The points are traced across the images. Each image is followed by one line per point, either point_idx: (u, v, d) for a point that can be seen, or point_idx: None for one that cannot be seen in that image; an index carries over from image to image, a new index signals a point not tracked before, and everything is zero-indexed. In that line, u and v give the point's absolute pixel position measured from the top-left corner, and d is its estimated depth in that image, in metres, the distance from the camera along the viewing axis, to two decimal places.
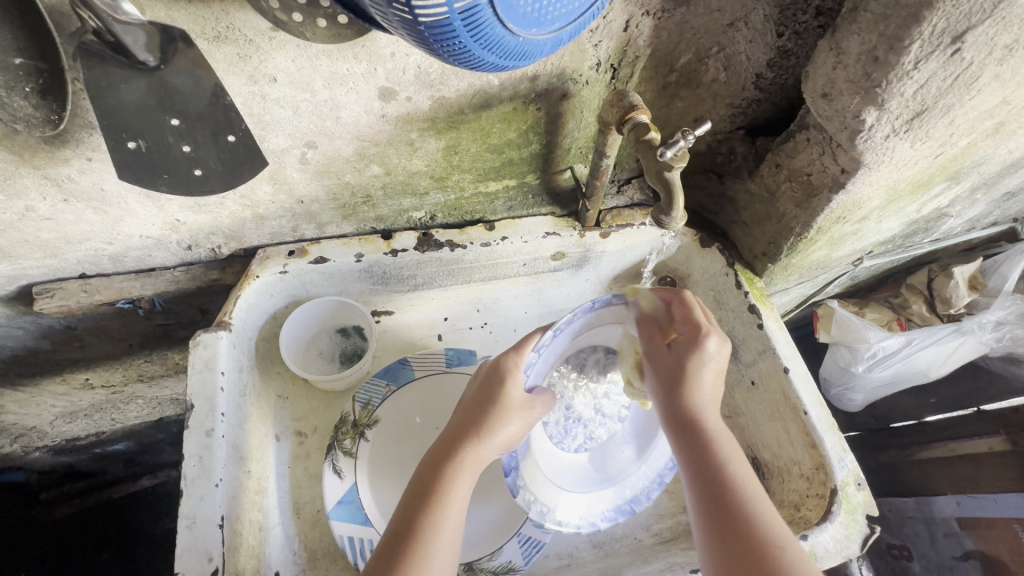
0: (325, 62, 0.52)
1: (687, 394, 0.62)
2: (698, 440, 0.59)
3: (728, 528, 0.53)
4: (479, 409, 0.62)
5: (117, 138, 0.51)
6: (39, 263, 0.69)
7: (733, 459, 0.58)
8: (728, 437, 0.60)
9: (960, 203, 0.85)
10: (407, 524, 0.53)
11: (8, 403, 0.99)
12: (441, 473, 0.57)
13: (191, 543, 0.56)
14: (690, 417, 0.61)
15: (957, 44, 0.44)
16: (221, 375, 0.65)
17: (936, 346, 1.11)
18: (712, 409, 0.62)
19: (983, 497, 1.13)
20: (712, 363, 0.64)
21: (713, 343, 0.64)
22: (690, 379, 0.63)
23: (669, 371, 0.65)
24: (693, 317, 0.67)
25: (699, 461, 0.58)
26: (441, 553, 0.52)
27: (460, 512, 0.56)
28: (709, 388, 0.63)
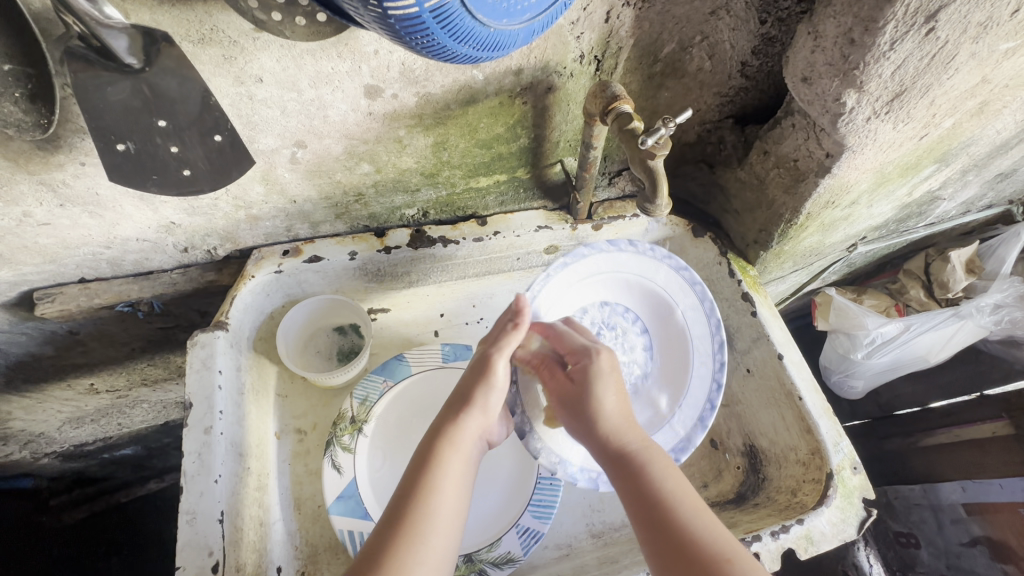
0: (310, 61, 0.53)
1: (599, 428, 0.62)
2: (624, 466, 0.59)
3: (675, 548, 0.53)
4: (467, 385, 0.65)
5: (105, 140, 0.51)
6: (38, 268, 0.70)
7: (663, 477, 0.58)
8: (656, 456, 0.61)
9: (953, 186, 0.85)
10: (399, 506, 0.55)
11: (15, 409, 1.01)
12: (431, 455, 0.59)
13: (191, 538, 0.58)
14: (611, 443, 0.61)
15: (930, 23, 0.44)
16: (218, 373, 0.66)
17: (935, 331, 1.10)
18: (632, 428, 0.63)
19: (988, 482, 1.13)
20: (611, 385, 0.65)
21: (606, 365, 0.66)
22: (596, 407, 0.63)
23: (575, 407, 0.64)
24: (574, 343, 0.69)
25: (635, 491, 0.57)
26: (439, 527, 0.54)
27: (454, 493, 0.57)
28: (618, 406, 0.64)
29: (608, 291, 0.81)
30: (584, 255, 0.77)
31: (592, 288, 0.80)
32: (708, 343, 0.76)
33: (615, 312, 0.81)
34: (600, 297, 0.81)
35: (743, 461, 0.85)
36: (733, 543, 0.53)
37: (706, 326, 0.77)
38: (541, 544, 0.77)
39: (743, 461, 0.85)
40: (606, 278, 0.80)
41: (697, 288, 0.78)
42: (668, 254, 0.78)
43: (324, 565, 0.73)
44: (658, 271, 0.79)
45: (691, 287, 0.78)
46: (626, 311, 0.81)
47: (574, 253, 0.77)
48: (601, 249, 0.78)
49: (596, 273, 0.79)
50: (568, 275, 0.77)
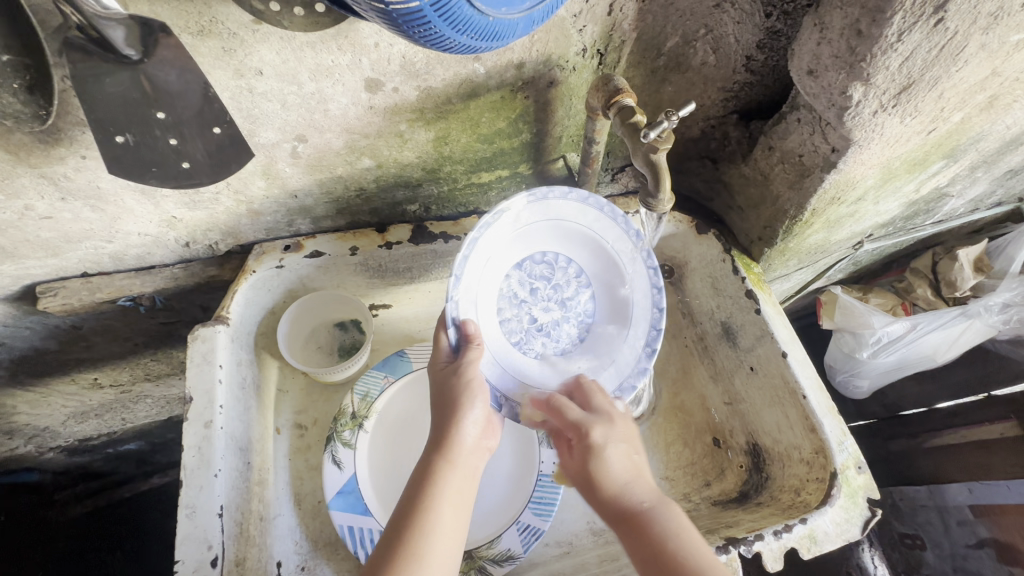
0: (310, 54, 0.52)
1: (600, 494, 0.57)
2: (629, 528, 0.55)
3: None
4: (440, 403, 0.62)
5: (104, 132, 0.51)
6: (41, 262, 0.70)
7: (672, 535, 0.53)
8: (665, 515, 0.55)
9: (961, 182, 0.83)
10: (392, 533, 0.54)
11: (20, 404, 1.02)
12: (422, 479, 0.57)
13: (191, 532, 0.57)
14: (616, 506, 0.56)
15: (939, 14, 0.43)
16: (219, 368, 0.66)
17: (941, 330, 1.09)
18: (640, 486, 0.58)
19: (996, 484, 1.12)
20: (610, 451, 0.59)
21: (598, 434, 0.60)
22: (599, 472, 0.58)
23: (578, 470, 0.60)
24: (575, 412, 0.63)
25: (643, 553, 0.53)
26: (437, 548, 0.53)
27: (451, 515, 0.56)
28: (625, 465, 0.59)
29: (521, 249, 0.74)
30: (478, 237, 0.68)
31: (503, 256, 0.73)
32: (627, 243, 0.74)
33: (536, 264, 0.76)
34: (514, 260, 0.74)
35: (746, 460, 0.85)
36: None
37: (619, 231, 0.74)
38: (542, 541, 0.76)
39: (747, 460, 0.85)
40: (511, 243, 0.73)
41: (599, 206, 0.73)
42: (559, 189, 0.71)
43: (324, 559, 0.73)
44: (559, 210, 0.73)
45: (588, 205, 0.73)
46: (545, 255, 0.76)
47: (466, 242, 0.67)
48: (492, 221, 0.68)
49: (501, 244, 0.71)
50: (474, 262, 0.68)
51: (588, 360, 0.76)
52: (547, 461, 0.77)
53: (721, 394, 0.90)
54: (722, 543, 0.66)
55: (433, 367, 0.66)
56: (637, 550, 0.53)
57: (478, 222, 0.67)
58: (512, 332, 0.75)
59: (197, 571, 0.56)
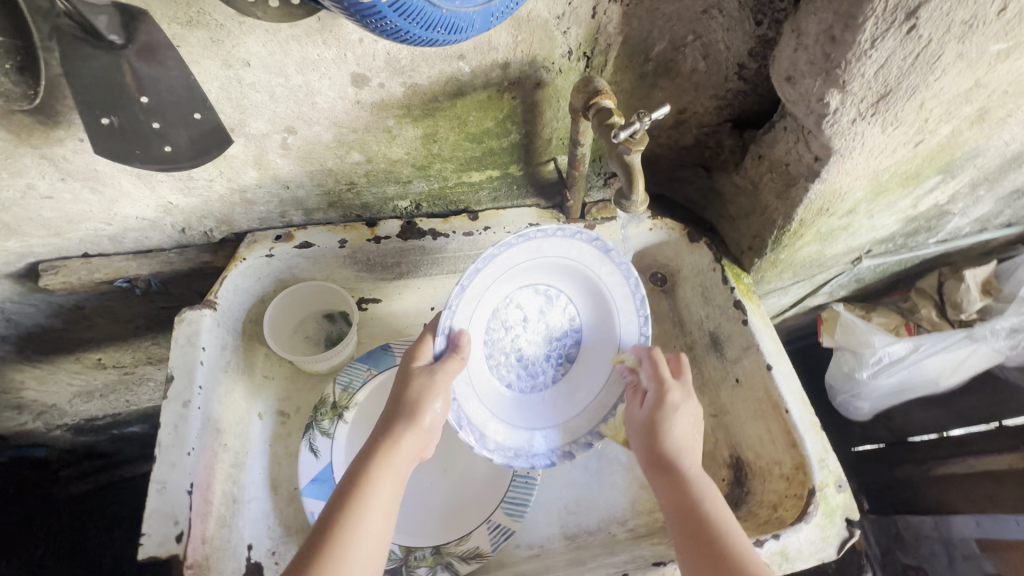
0: (296, 47, 0.54)
1: (662, 445, 0.65)
2: (675, 482, 0.63)
3: (705, 566, 0.56)
4: (394, 404, 0.63)
5: (91, 113, 0.54)
6: (44, 241, 0.73)
7: (709, 498, 0.61)
8: (705, 484, 0.63)
9: (962, 200, 0.81)
10: (320, 528, 0.55)
11: (28, 379, 1.06)
12: (358, 475, 0.59)
13: (159, 506, 0.59)
14: (669, 461, 0.65)
15: (912, 20, 0.42)
16: (202, 350, 0.68)
17: (944, 354, 1.06)
18: (691, 455, 0.65)
19: (1003, 517, 1.11)
20: (681, 415, 0.67)
21: (678, 399, 0.67)
22: (662, 431, 0.66)
23: (642, 422, 0.68)
24: (666, 371, 0.69)
25: (682, 506, 0.61)
26: (359, 549, 0.54)
27: (378, 514, 0.57)
28: (684, 432, 0.66)
29: (527, 274, 0.74)
30: (496, 256, 0.68)
31: (509, 277, 0.72)
32: (630, 303, 0.76)
33: (538, 293, 0.76)
34: (520, 284, 0.74)
35: (729, 474, 0.83)
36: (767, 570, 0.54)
37: (627, 289, 0.75)
38: (513, 542, 0.76)
39: (729, 474, 0.83)
40: (521, 268, 0.72)
41: (615, 255, 0.74)
42: (582, 231, 0.72)
43: (296, 545, 0.73)
44: (571, 246, 0.73)
45: (590, 245, 0.73)
46: (547, 287, 0.76)
47: (484, 258, 0.67)
48: (514, 243, 0.69)
49: (511, 266, 0.71)
50: (484, 281, 0.69)
51: (557, 406, 0.77)
52: None
53: (707, 405, 0.88)
54: None
55: (405, 361, 0.66)
56: (671, 505, 0.62)
57: (499, 242, 0.68)
58: (492, 356, 0.74)
59: (162, 545, 0.58)
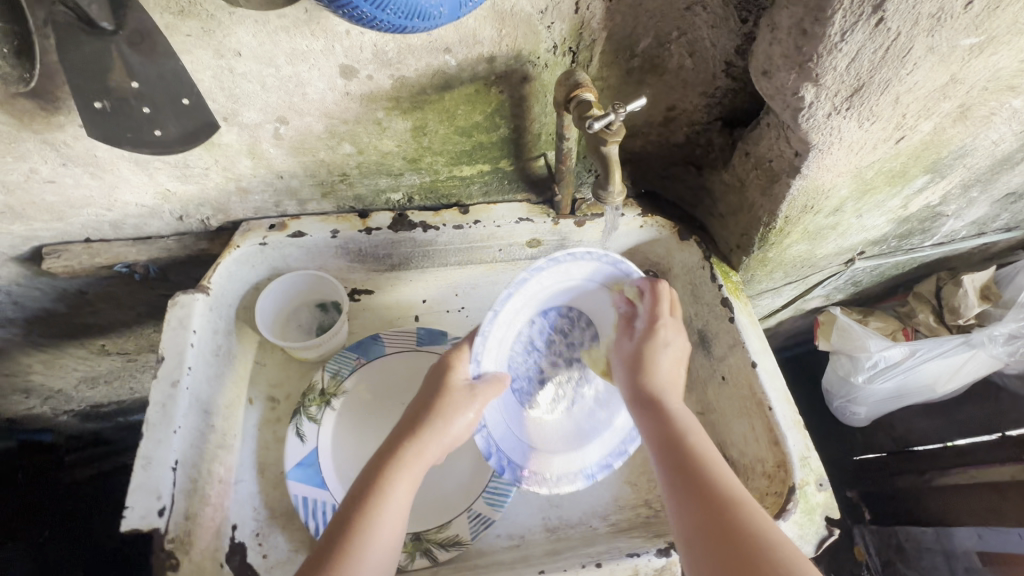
0: (285, 37, 0.56)
1: (648, 376, 0.67)
2: (656, 412, 0.64)
3: (685, 484, 0.55)
4: (421, 410, 0.66)
5: (85, 97, 0.56)
6: (47, 225, 0.76)
7: (690, 427, 0.61)
8: (687, 416, 0.64)
9: (955, 202, 0.81)
10: (341, 522, 0.57)
11: (36, 363, 1.09)
12: (380, 470, 0.60)
13: (143, 482, 0.60)
14: (652, 393, 0.66)
15: (879, 14, 0.43)
16: (192, 333, 0.70)
17: (942, 359, 1.05)
18: (675, 390, 0.67)
19: (1008, 531, 1.06)
20: (669, 349, 0.69)
21: (669, 333, 0.71)
22: (649, 361, 0.68)
23: (630, 355, 0.70)
24: (663, 307, 0.72)
25: (664, 433, 0.61)
26: (376, 544, 0.55)
27: (398, 512, 0.58)
28: (669, 368, 0.68)
29: (553, 298, 0.77)
30: (529, 279, 0.72)
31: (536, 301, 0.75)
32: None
33: (562, 316, 0.79)
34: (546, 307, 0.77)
35: None
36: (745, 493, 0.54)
37: None
38: (493, 532, 0.76)
39: None
40: (549, 291, 0.76)
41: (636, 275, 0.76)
42: (605, 253, 0.75)
43: (279, 528, 0.74)
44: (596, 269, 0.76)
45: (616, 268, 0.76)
46: (569, 311, 0.79)
47: (517, 282, 0.71)
48: (545, 266, 0.73)
49: (540, 290, 0.75)
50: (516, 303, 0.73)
51: (578, 428, 0.77)
52: None
53: (694, 403, 0.88)
54: (665, 546, 0.66)
55: (433, 373, 0.70)
56: (654, 430, 0.62)
57: (530, 265, 0.72)
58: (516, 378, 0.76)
59: (144, 518, 0.59)
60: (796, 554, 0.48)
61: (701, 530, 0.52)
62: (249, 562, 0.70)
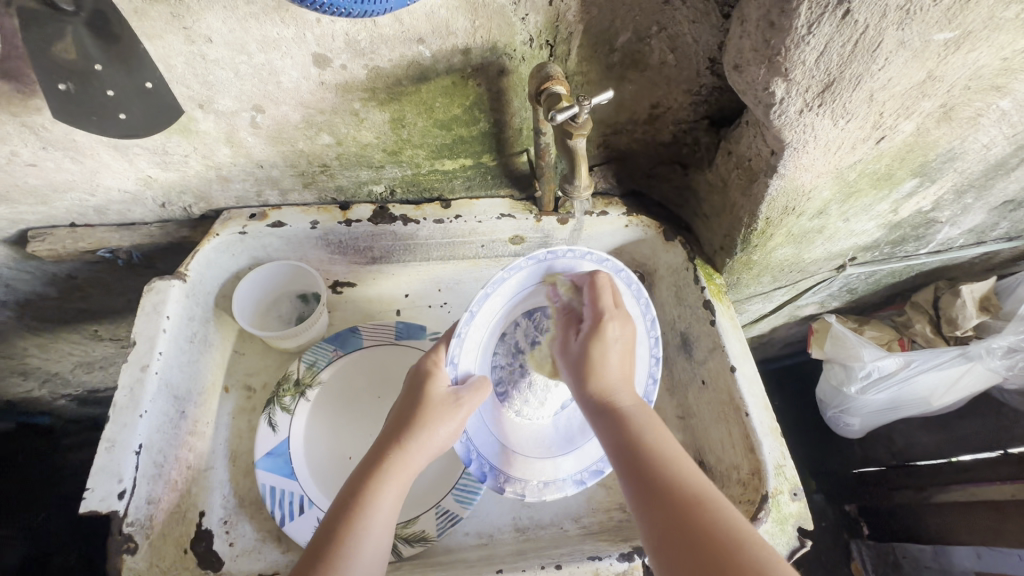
0: (255, 24, 0.56)
1: (594, 379, 0.64)
2: (610, 417, 0.61)
3: (646, 491, 0.54)
4: (403, 418, 0.64)
5: (50, 79, 0.56)
6: (33, 209, 0.77)
7: (647, 428, 0.59)
8: (643, 414, 0.62)
9: (949, 208, 0.79)
10: (323, 536, 0.55)
11: (31, 347, 1.11)
12: (365, 481, 0.58)
13: (105, 465, 0.61)
14: (603, 397, 0.63)
15: (845, 5, 0.42)
16: (166, 319, 0.70)
17: (938, 371, 1.02)
18: (626, 387, 0.64)
19: (1008, 552, 1.02)
20: (615, 345, 0.66)
21: (614, 327, 0.67)
22: (594, 363, 0.65)
23: (576, 356, 0.67)
24: (604, 300, 0.68)
25: (620, 439, 0.59)
26: (363, 556, 0.54)
27: (385, 523, 0.57)
28: (618, 365, 0.65)
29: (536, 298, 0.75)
30: (506, 278, 0.71)
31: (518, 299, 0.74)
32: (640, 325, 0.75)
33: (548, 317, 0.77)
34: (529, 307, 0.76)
35: None
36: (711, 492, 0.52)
37: (638, 309, 0.75)
38: (462, 530, 0.76)
39: None
40: (530, 291, 0.75)
41: (625, 276, 0.74)
42: (590, 252, 0.72)
43: (247, 517, 0.74)
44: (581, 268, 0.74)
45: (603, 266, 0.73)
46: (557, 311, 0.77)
47: (494, 282, 0.70)
48: (524, 265, 0.71)
49: (520, 289, 0.73)
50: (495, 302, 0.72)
51: (562, 436, 0.76)
52: None
53: (675, 407, 0.86)
54: (628, 551, 0.65)
55: (415, 378, 0.67)
56: (611, 438, 0.60)
57: (509, 264, 0.70)
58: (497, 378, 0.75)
59: (104, 501, 0.60)
60: (761, 544, 0.48)
61: (669, 535, 0.50)
62: (214, 548, 0.70)
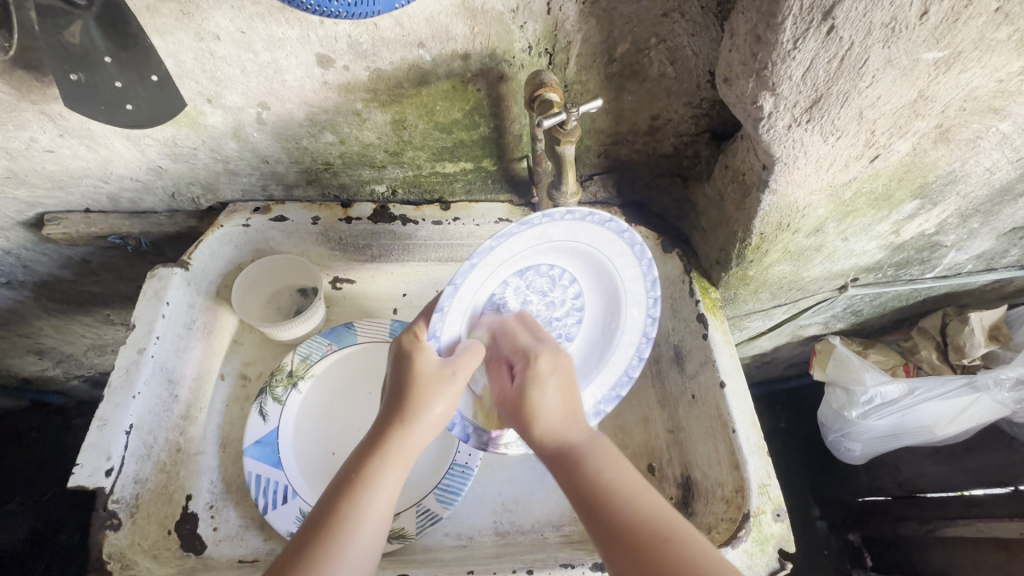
0: (261, 24, 0.58)
1: (535, 424, 0.58)
2: (559, 459, 0.55)
3: (612, 542, 0.48)
4: (398, 393, 0.60)
5: (59, 69, 0.58)
6: (50, 193, 0.80)
7: (602, 461, 0.54)
8: (595, 448, 0.55)
9: (954, 231, 0.77)
10: (317, 518, 0.53)
11: (47, 327, 1.15)
12: (363, 461, 0.56)
13: (95, 442, 0.64)
14: (549, 439, 0.57)
15: (829, 21, 0.44)
16: (166, 305, 0.73)
17: (943, 400, 0.99)
18: (572, 424, 0.58)
19: None
20: (549, 382, 0.61)
21: (542, 364, 0.62)
22: (532, 410, 0.59)
23: (513, 408, 0.61)
24: (525, 341, 0.64)
25: (570, 480, 0.53)
26: (365, 535, 0.53)
27: (385, 503, 0.55)
28: (557, 405, 0.59)
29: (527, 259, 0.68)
30: (493, 247, 0.62)
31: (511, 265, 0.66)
32: (640, 286, 0.71)
33: (539, 275, 0.70)
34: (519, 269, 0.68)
35: (677, 494, 0.79)
36: (679, 525, 0.48)
37: (640, 271, 0.70)
38: (442, 530, 0.76)
39: (677, 493, 0.79)
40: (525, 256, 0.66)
41: (625, 234, 0.67)
42: (593, 213, 0.63)
43: (233, 503, 0.75)
44: (581, 230, 0.66)
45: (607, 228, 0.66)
46: (551, 269, 0.70)
47: (481, 252, 0.61)
48: (515, 231, 0.62)
49: (509, 256, 0.65)
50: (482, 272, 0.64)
51: None
52: (463, 452, 0.77)
53: (665, 421, 0.85)
54: (602, 562, 0.65)
55: (407, 351, 0.63)
56: (568, 484, 0.53)
57: (496, 233, 0.61)
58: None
59: (91, 477, 0.62)
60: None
61: None
62: (198, 532, 0.72)
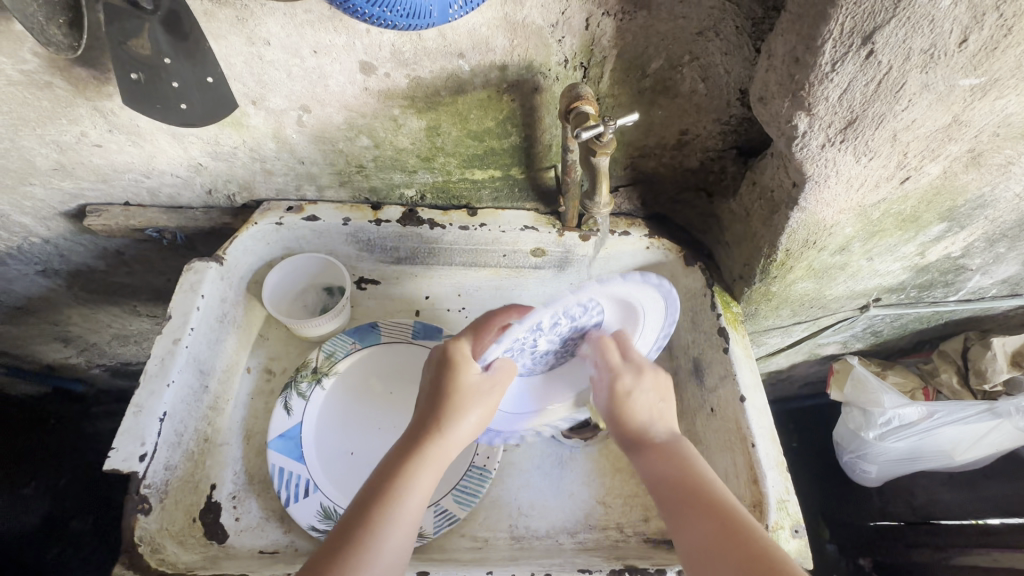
0: (310, 31, 0.61)
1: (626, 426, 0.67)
2: (643, 454, 0.65)
3: (688, 520, 0.57)
4: (437, 403, 0.64)
5: (123, 69, 0.61)
6: (93, 185, 0.83)
7: (682, 458, 0.63)
8: (679, 447, 0.64)
9: (980, 255, 0.77)
10: (355, 516, 0.56)
11: (77, 316, 1.18)
12: (400, 464, 0.59)
13: (132, 427, 0.66)
14: (636, 440, 0.66)
15: (868, 46, 0.46)
16: (200, 297, 0.75)
17: (963, 425, 0.99)
18: (658, 424, 0.67)
19: None
20: (639, 393, 0.67)
21: (629, 381, 0.67)
22: (624, 417, 0.67)
23: (605, 413, 0.69)
24: (616, 359, 0.69)
25: (656, 470, 0.63)
26: (396, 537, 0.55)
27: (416, 509, 0.58)
28: (649, 408, 0.67)
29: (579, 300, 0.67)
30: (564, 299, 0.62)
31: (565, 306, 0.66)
32: (657, 329, 0.77)
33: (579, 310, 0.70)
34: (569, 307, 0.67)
35: None
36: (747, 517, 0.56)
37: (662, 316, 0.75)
38: (457, 531, 0.76)
39: None
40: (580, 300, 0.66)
41: (668, 291, 0.71)
42: (660, 279, 0.68)
43: (255, 494, 0.76)
44: (634, 284, 0.69)
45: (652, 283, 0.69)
46: (590, 305, 0.71)
47: (553, 304, 0.60)
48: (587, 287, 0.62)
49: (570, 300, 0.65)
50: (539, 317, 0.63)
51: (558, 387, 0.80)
52: (481, 453, 0.79)
53: (682, 432, 0.84)
54: (619, 568, 0.66)
55: (449, 362, 0.66)
56: (650, 473, 0.63)
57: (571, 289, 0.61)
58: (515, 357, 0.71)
59: (125, 461, 0.64)
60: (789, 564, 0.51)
61: (707, 557, 0.54)
62: (221, 521, 0.73)
